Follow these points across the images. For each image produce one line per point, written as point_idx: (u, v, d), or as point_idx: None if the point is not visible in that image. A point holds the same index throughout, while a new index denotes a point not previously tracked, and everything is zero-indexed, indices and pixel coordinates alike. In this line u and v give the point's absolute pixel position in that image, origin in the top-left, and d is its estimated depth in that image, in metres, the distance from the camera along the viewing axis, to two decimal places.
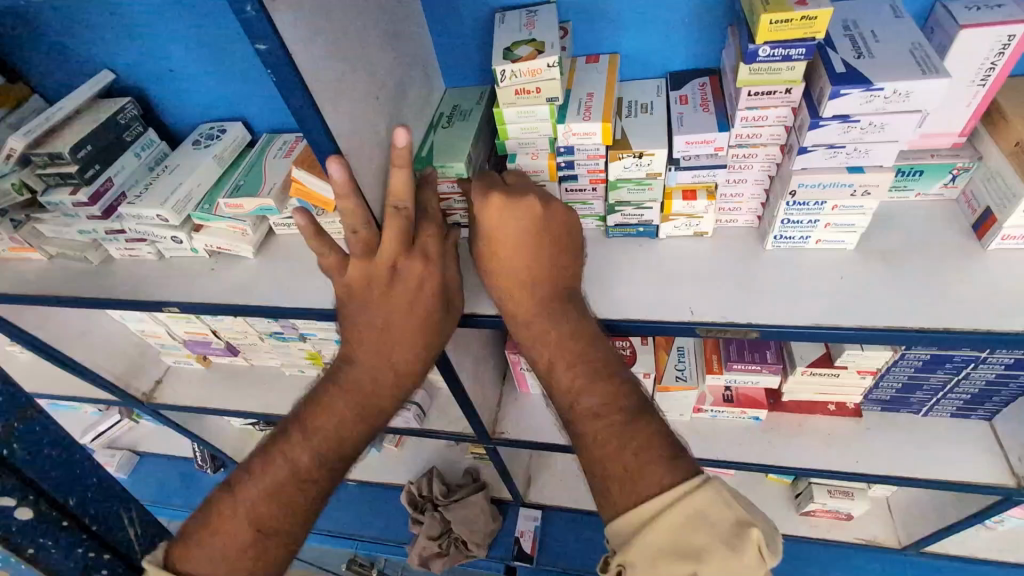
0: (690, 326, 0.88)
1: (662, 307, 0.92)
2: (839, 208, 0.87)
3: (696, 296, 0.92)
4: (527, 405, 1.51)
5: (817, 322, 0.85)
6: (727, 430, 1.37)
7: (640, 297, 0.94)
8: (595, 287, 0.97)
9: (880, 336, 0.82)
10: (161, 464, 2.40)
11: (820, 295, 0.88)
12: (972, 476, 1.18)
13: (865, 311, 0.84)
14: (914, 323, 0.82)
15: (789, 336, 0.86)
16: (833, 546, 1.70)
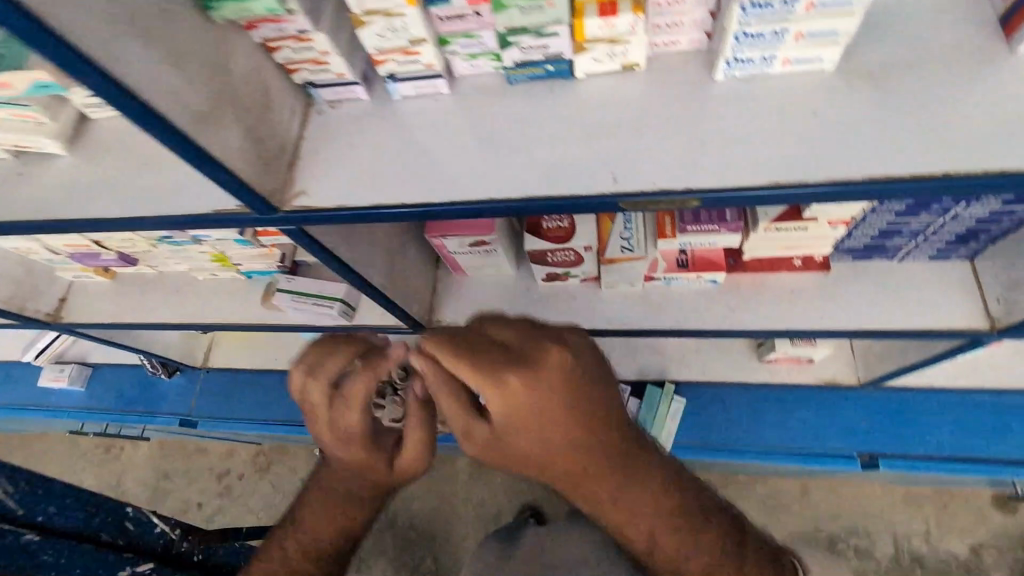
0: (608, 199, 0.67)
1: (575, 176, 0.70)
2: (815, 8, 0.61)
3: (619, 157, 0.69)
4: (464, 290, 1.36)
5: (775, 180, 0.63)
6: (681, 296, 1.25)
7: (547, 165, 0.71)
8: (490, 155, 0.74)
9: (857, 192, 0.62)
10: (120, 372, 2.35)
11: (782, 142, 0.65)
12: (942, 323, 1.08)
13: (838, 159, 0.63)
14: (904, 172, 0.61)
15: (733, 202, 0.65)
16: (794, 388, 1.71)
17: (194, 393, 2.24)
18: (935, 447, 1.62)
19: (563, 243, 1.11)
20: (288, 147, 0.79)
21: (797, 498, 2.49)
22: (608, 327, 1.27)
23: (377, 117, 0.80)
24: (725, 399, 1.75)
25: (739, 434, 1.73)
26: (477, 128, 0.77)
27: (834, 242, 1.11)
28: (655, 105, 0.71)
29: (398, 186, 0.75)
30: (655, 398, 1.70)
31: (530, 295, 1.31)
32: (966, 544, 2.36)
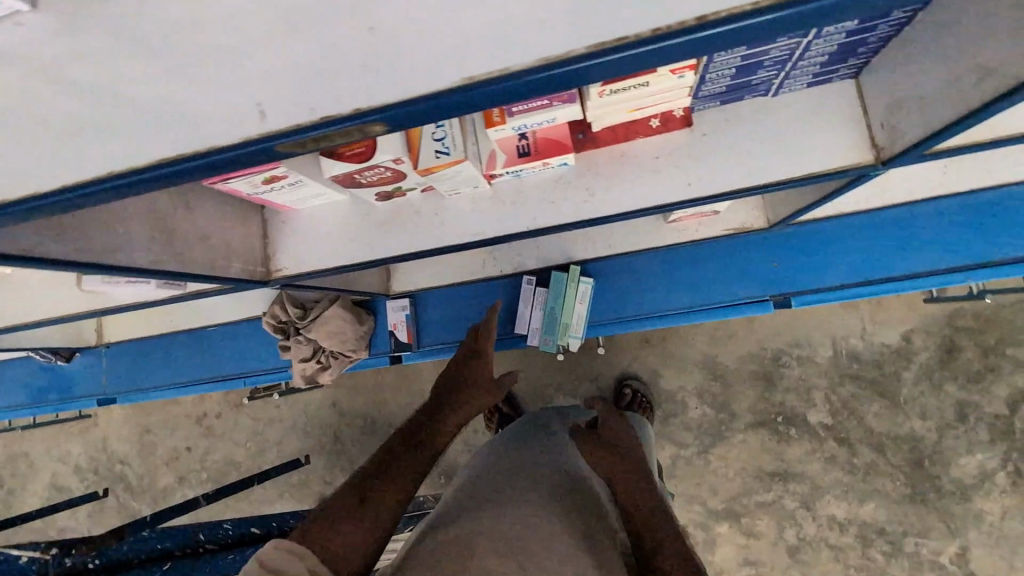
0: (297, 136, 0.52)
1: (232, 111, 0.54)
2: None
3: (270, 69, 0.53)
4: (298, 229, 1.16)
5: (472, 78, 0.50)
6: (534, 188, 1.07)
7: (190, 100, 0.54)
8: (115, 98, 0.55)
9: (590, 72, 0.49)
10: (17, 365, 2.18)
11: (488, 12, 0.49)
12: (821, 163, 0.93)
13: (559, 24, 0.48)
14: (631, 31, 0.47)
15: (446, 106, 0.52)
16: (704, 242, 1.64)
17: (102, 370, 2.10)
18: (846, 275, 1.58)
19: (366, 162, 0.91)
20: None
21: (744, 326, 2.46)
22: (471, 240, 1.10)
23: None
24: (634, 267, 1.70)
25: (653, 301, 1.69)
26: (77, 51, 0.54)
27: (691, 88, 0.90)
28: None
29: (34, 172, 0.56)
30: (559, 284, 1.67)
31: (371, 219, 1.14)
32: (900, 332, 2.35)
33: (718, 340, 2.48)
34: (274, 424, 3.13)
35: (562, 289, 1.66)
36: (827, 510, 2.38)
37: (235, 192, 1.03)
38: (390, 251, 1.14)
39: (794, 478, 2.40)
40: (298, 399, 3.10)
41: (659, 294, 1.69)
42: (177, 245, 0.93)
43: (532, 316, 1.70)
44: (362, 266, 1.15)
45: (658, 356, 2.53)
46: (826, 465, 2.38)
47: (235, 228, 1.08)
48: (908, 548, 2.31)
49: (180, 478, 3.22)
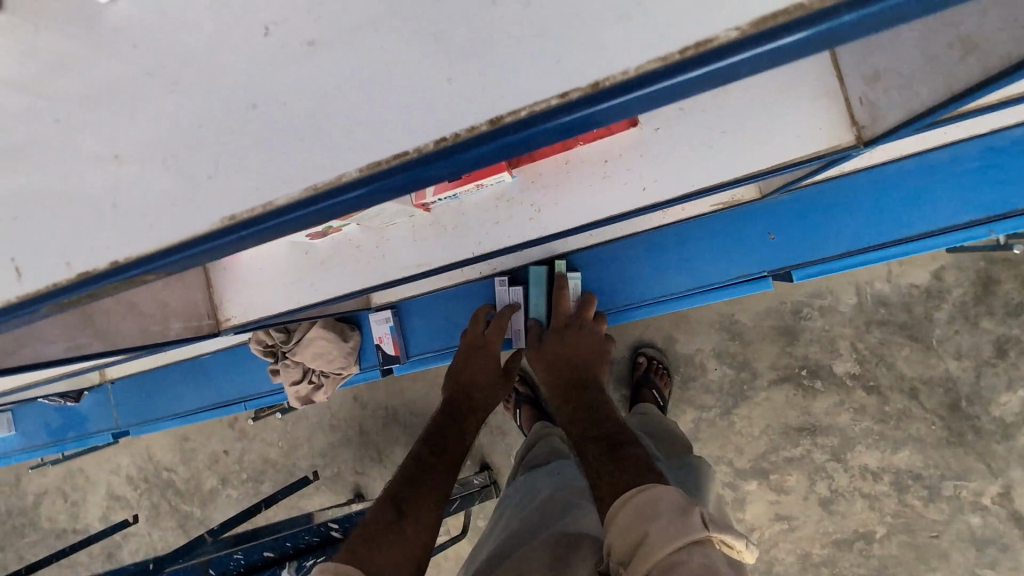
0: (226, 239, 0.58)
1: (143, 218, 0.59)
2: None
3: (171, 181, 0.59)
4: (240, 275, 1.10)
5: (366, 170, 0.55)
6: (477, 208, 0.99)
7: (100, 210, 0.60)
8: (35, 220, 0.61)
9: (464, 161, 0.54)
10: (32, 408, 2.24)
11: (369, 113, 0.55)
12: (790, 151, 0.80)
13: (437, 114, 0.54)
14: (481, 121, 0.53)
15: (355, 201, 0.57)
16: (693, 220, 1.51)
17: (111, 406, 2.14)
18: (848, 242, 1.44)
19: None
20: None
21: None
22: (414, 272, 1.02)
23: None
24: (618, 255, 1.59)
25: (643, 288, 1.59)
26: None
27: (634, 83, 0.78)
28: (170, 89, 0.58)
29: None
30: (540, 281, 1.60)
31: (310, 259, 1.06)
32: (929, 271, 2.17)
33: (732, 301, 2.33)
34: (301, 421, 3.18)
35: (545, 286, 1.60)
36: (858, 460, 2.27)
37: None
38: (333, 292, 1.06)
39: (822, 431, 2.29)
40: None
41: (646, 281, 1.58)
42: (98, 321, 0.89)
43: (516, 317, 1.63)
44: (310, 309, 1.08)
45: (671, 321, 2.40)
46: (856, 415, 2.26)
47: (173, 286, 1.04)
48: (947, 492, 2.20)
49: (221, 479, 3.33)
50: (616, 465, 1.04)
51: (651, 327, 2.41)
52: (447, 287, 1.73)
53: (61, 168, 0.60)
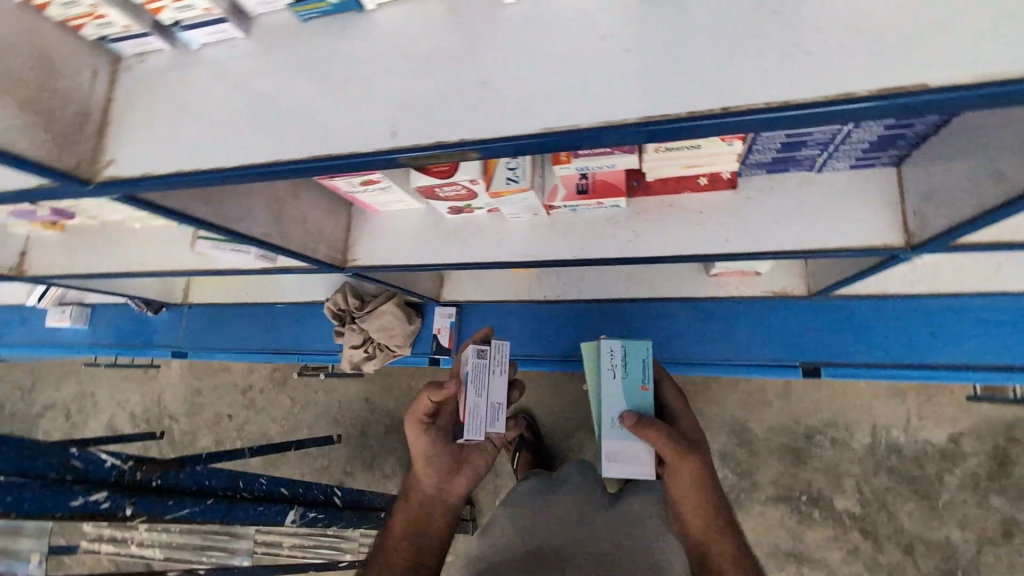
0: (388, 158, 0.61)
1: (351, 129, 0.63)
2: None
3: (370, 97, 0.63)
4: (375, 228, 1.34)
5: (564, 125, 0.55)
6: (587, 223, 1.20)
7: (321, 116, 0.65)
8: (268, 112, 0.68)
9: (634, 135, 0.54)
10: (113, 308, 2.51)
11: (581, 77, 0.56)
12: (858, 239, 1.00)
13: (671, 92, 0.53)
14: (685, 110, 0.52)
15: (536, 149, 0.58)
16: (744, 300, 1.71)
17: (182, 325, 2.40)
18: (881, 356, 1.62)
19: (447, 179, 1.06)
20: (94, 112, 0.75)
21: (778, 395, 2.44)
22: (521, 260, 1.24)
23: (182, 72, 0.75)
24: (670, 313, 1.79)
25: (686, 346, 1.77)
26: (265, 79, 0.70)
27: (741, 157, 1.02)
28: (446, 40, 0.62)
29: (188, 157, 0.71)
30: (640, 359, 1.28)
31: (440, 228, 1.30)
32: (946, 433, 2.27)
33: (749, 406, 2.45)
34: (309, 407, 3.30)
35: (648, 370, 1.27)
36: None
37: (334, 188, 1.22)
38: (449, 258, 1.28)
39: (809, 562, 2.32)
40: (335, 389, 3.27)
41: (690, 341, 1.77)
42: (284, 223, 1.14)
43: (480, 401, 1.30)
44: (425, 268, 1.31)
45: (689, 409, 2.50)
46: (847, 555, 2.29)
47: (327, 219, 1.28)
48: None
49: (217, 442, 3.42)
50: None
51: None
52: (508, 301, 1.95)
53: (301, 76, 0.67)
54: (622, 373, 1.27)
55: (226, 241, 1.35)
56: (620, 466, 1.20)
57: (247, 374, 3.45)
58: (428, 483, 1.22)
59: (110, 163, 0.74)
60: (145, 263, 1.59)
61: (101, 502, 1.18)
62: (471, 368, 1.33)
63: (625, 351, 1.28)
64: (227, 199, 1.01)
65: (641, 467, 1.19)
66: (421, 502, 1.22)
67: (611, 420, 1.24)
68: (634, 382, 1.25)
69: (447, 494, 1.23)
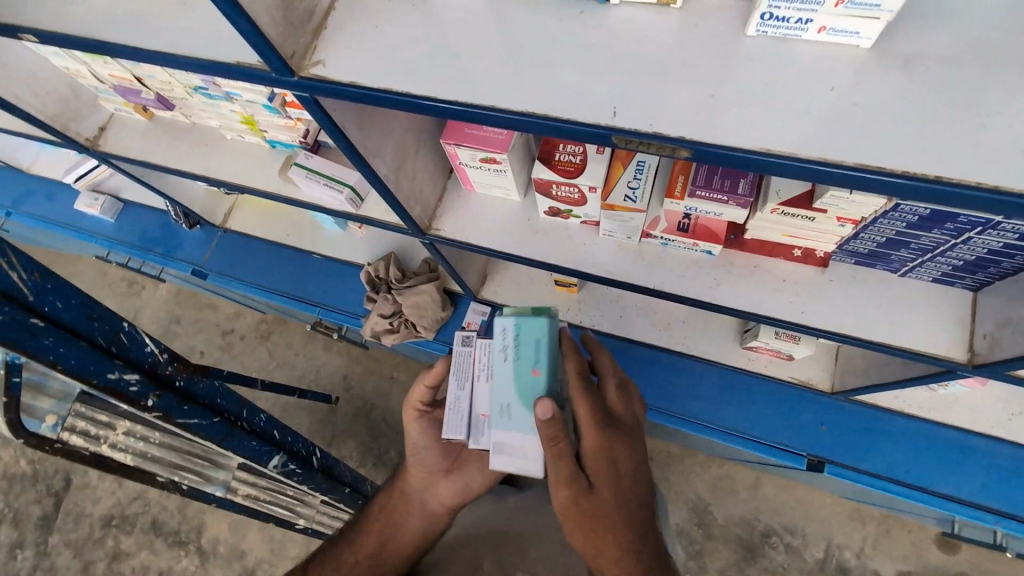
0: (603, 133, 0.68)
1: (571, 99, 0.70)
2: (844, 4, 0.57)
3: (594, 76, 0.70)
4: (468, 205, 1.37)
5: (774, 147, 0.62)
6: (673, 259, 1.27)
7: (541, 79, 0.72)
8: (489, 62, 0.75)
9: (841, 177, 0.61)
10: (144, 211, 2.47)
11: (799, 112, 0.62)
12: (922, 345, 1.08)
13: (881, 146, 0.60)
14: (891, 165, 0.59)
15: (736, 165, 0.65)
16: (770, 380, 1.77)
17: (209, 247, 2.38)
18: (883, 467, 1.69)
19: (569, 178, 1.13)
20: (316, 14, 0.79)
21: (747, 488, 2.48)
22: (601, 275, 1.30)
23: (406, 7, 0.80)
24: (695, 372, 1.85)
25: (700, 407, 1.83)
26: (491, 34, 0.76)
27: (839, 241, 1.10)
28: (677, 50, 0.68)
29: (396, 75, 0.77)
30: (536, 339, 1.00)
31: (531, 224, 1.34)
32: (896, 568, 2.32)
33: (717, 490, 2.49)
34: (284, 369, 3.09)
35: (544, 349, 0.99)
36: None
37: (449, 156, 1.26)
38: (532, 254, 1.33)
39: None
40: (317, 356, 3.08)
41: (705, 404, 1.83)
42: (401, 172, 1.18)
43: (462, 396, 1.12)
44: (504, 257, 1.35)
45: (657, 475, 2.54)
46: None
47: (430, 183, 1.32)
48: None
49: None
50: None
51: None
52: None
53: (532, 45, 0.74)
54: (513, 356, 1.00)
55: (324, 173, 1.38)
56: (506, 458, 1.00)
57: (232, 317, 3.23)
58: (414, 480, 1.15)
59: (317, 62, 0.78)
60: (227, 174, 1.62)
61: (129, 385, 1.15)
62: (459, 361, 1.16)
63: (516, 332, 1.01)
64: (373, 132, 1.06)
65: (527, 462, 0.99)
66: (404, 495, 1.14)
67: (502, 407, 1.00)
68: (522, 368, 0.99)
69: (430, 501, 1.12)
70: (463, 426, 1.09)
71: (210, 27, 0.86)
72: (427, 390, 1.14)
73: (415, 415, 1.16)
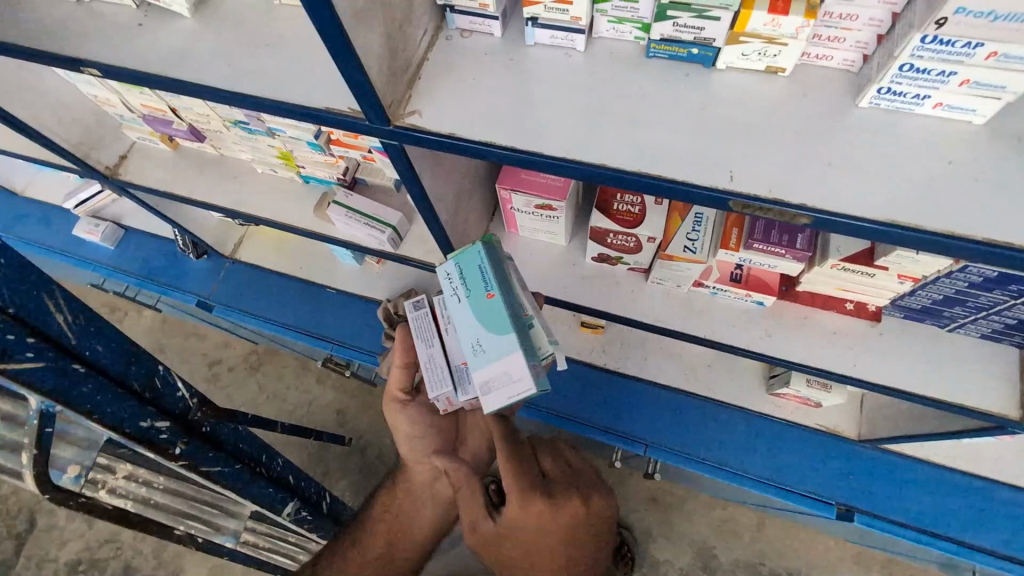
0: (720, 197, 0.67)
1: (681, 160, 0.70)
2: (969, 85, 0.59)
3: (704, 138, 0.70)
4: (512, 248, 1.36)
5: (890, 217, 0.63)
6: (723, 308, 1.27)
7: (646, 138, 0.72)
8: (590, 116, 0.74)
9: (973, 251, 0.61)
10: (148, 239, 2.37)
11: (911, 178, 0.64)
12: (973, 400, 1.10)
13: (1004, 220, 0.60)
14: (1021, 243, 0.59)
15: (849, 232, 0.65)
16: (796, 426, 1.77)
17: (215, 279, 2.29)
18: (912, 516, 1.68)
19: (629, 229, 1.14)
20: (412, 64, 0.78)
21: (752, 530, 2.37)
22: (648, 321, 1.30)
23: (503, 59, 0.79)
24: (720, 418, 1.83)
25: (726, 453, 1.82)
26: (594, 91, 0.76)
27: (892, 296, 1.12)
28: (786, 115, 0.69)
29: (493, 126, 0.76)
30: (477, 268, 0.94)
31: (576, 269, 1.34)
32: None
33: (722, 533, 2.37)
34: (275, 402, 2.87)
35: (489, 272, 0.94)
36: None
37: (500, 200, 1.25)
38: (578, 300, 1.32)
39: None
40: (310, 390, 2.87)
41: (731, 450, 1.81)
42: (455, 215, 1.16)
43: (435, 352, 1.03)
44: (550, 301, 1.33)
45: (658, 521, 2.40)
46: None
47: (476, 225, 1.30)
48: None
49: None
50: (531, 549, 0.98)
51: (639, 512, 2.40)
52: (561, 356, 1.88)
53: (635, 105, 0.74)
54: (463, 295, 0.94)
55: (368, 212, 1.36)
56: (497, 396, 0.90)
57: (222, 346, 3.02)
58: (420, 473, 1.19)
59: (411, 111, 0.77)
60: (257, 208, 1.59)
61: (160, 432, 1.05)
62: (416, 321, 1.07)
63: (455, 269, 0.96)
64: (437, 178, 1.04)
65: (516, 383, 0.89)
66: (410, 490, 1.21)
67: (475, 344, 0.91)
68: (477, 300, 0.93)
69: (438, 485, 1.19)
70: (446, 379, 1.00)
71: (290, 69, 0.84)
72: (400, 380, 1.16)
73: (400, 409, 1.17)
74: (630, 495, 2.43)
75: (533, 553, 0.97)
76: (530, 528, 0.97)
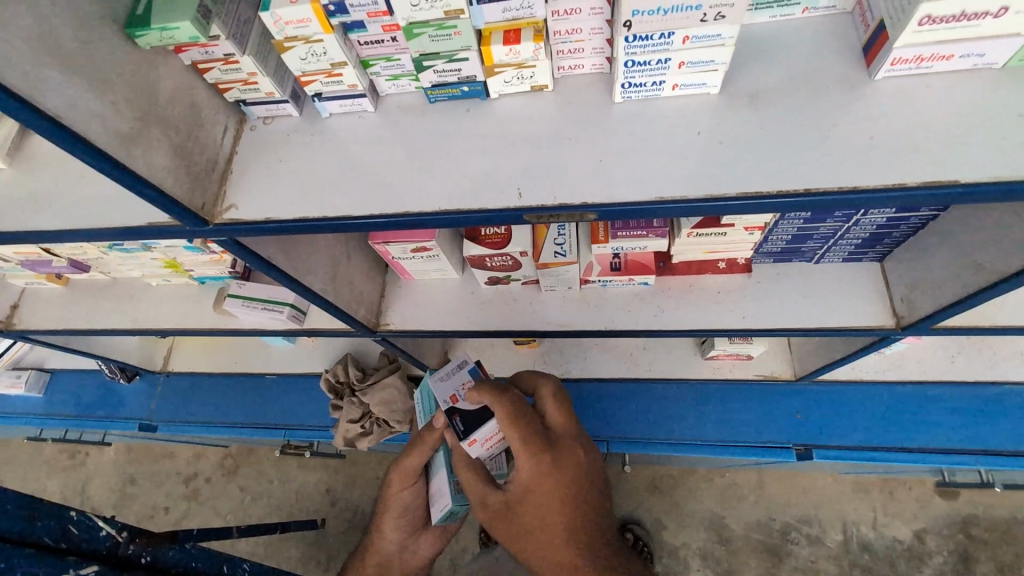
0: (516, 214, 0.72)
1: (476, 189, 0.74)
2: (686, 65, 0.66)
3: (492, 161, 0.76)
4: (412, 293, 1.40)
5: (660, 197, 0.68)
6: (617, 296, 1.33)
7: (442, 175, 0.76)
8: (392, 167, 0.79)
9: (734, 206, 0.67)
10: (79, 375, 2.32)
11: (671, 156, 0.70)
12: (853, 319, 1.16)
13: (751, 170, 0.67)
14: (766, 190, 0.65)
15: (635, 215, 0.70)
16: (739, 382, 1.82)
17: (153, 397, 2.25)
18: (863, 438, 1.75)
19: (499, 249, 1.17)
20: (219, 163, 0.82)
21: (753, 489, 2.36)
22: (553, 328, 1.34)
23: (305, 135, 0.84)
24: (672, 395, 1.88)
25: (684, 429, 1.85)
26: (393, 142, 0.81)
27: (754, 246, 1.20)
28: (558, 124, 0.76)
29: (302, 202, 0.79)
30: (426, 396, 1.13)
31: (474, 296, 1.37)
32: (911, 528, 2.22)
33: (726, 501, 2.36)
34: (259, 500, 2.78)
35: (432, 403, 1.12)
36: None
37: (381, 253, 1.28)
38: (484, 326, 1.36)
39: None
40: (291, 477, 2.80)
41: (688, 424, 1.85)
42: (335, 280, 1.19)
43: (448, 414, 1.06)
44: (460, 333, 1.36)
45: (664, 507, 2.38)
46: None
47: (367, 281, 1.33)
48: None
49: None
50: (541, 511, 0.91)
51: (642, 505, 2.39)
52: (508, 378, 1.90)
53: (429, 148, 0.79)
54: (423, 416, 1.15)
55: (264, 297, 1.37)
56: (438, 505, 1.08)
57: (193, 459, 2.93)
58: (390, 544, 1.23)
59: (227, 207, 0.80)
60: (161, 320, 1.58)
61: None
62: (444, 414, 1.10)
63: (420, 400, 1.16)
64: (293, 251, 1.06)
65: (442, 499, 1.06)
66: (379, 562, 1.24)
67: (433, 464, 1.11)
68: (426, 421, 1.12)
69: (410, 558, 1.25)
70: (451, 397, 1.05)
71: (111, 193, 0.87)
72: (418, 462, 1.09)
73: (407, 483, 1.14)
74: (630, 489, 2.43)
75: (553, 506, 0.92)
76: (555, 484, 0.92)
